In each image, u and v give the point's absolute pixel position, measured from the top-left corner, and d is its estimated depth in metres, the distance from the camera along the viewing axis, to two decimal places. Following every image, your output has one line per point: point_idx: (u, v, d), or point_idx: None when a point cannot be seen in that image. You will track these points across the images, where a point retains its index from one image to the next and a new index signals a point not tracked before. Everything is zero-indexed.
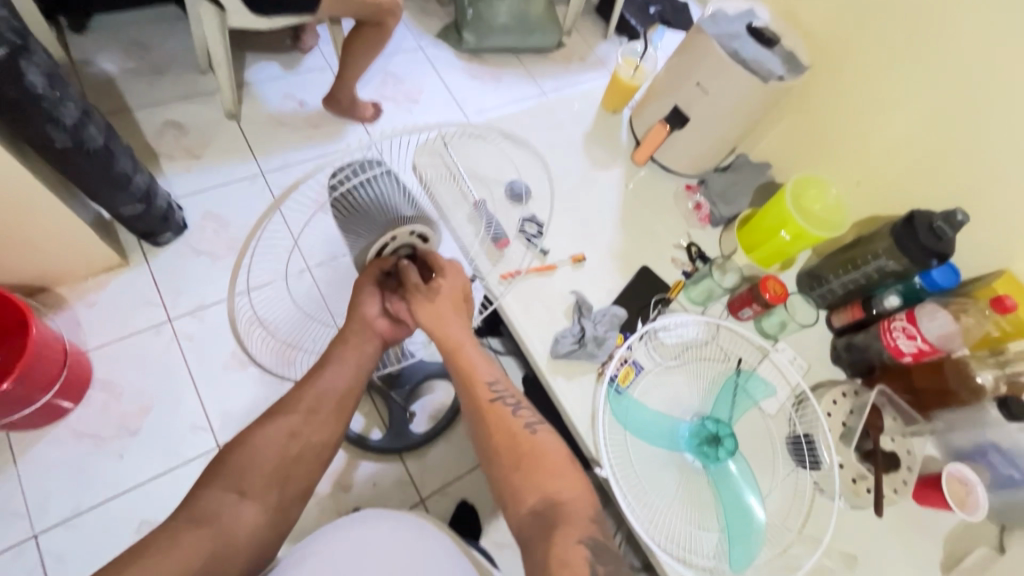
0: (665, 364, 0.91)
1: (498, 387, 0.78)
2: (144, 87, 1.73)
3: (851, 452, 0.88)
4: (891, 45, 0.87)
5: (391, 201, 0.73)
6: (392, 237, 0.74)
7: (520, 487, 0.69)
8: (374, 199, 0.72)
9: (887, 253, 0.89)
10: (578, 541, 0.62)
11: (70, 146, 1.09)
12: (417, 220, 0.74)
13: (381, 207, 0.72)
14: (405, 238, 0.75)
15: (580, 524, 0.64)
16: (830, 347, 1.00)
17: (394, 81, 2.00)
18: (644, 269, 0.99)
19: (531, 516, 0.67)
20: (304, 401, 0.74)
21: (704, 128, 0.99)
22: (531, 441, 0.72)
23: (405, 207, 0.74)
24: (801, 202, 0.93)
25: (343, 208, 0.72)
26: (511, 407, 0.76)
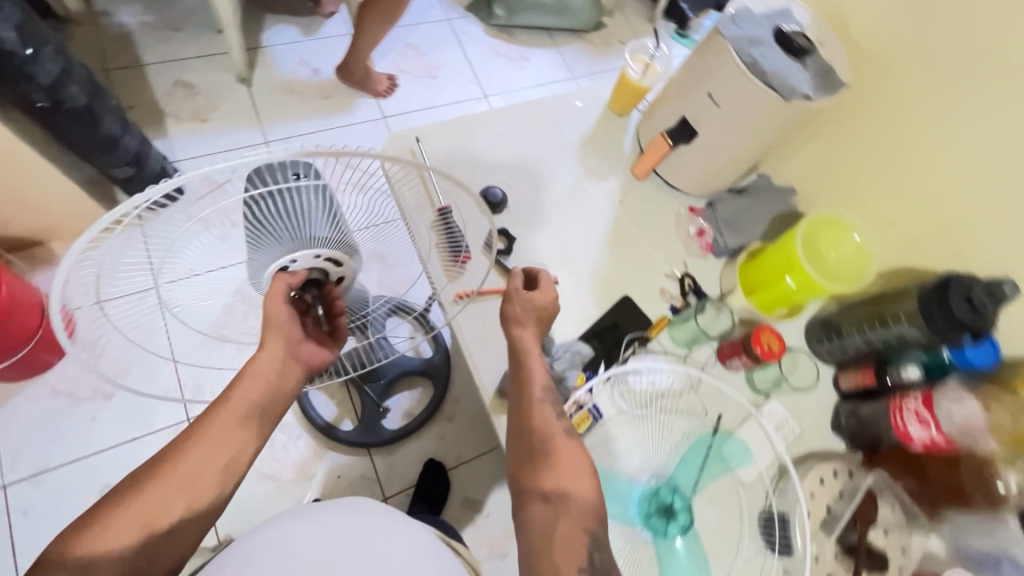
0: (628, 413, 0.81)
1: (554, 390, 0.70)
2: (158, 42, 1.69)
3: (830, 544, 0.77)
4: (952, 68, 0.71)
5: (303, 218, 0.52)
6: (291, 259, 0.55)
7: (536, 470, 0.65)
8: (292, 215, 0.51)
9: (911, 321, 0.77)
10: (579, 532, 0.60)
11: (48, 106, 1.06)
12: (334, 244, 0.56)
13: (290, 225, 0.52)
14: (311, 265, 0.57)
15: (577, 518, 0.61)
16: (831, 412, 0.86)
17: (414, 54, 1.90)
18: (625, 300, 0.88)
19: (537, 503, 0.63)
20: (197, 448, 0.54)
21: (714, 145, 0.86)
22: (562, 447, 0.66)
23: (319, 227, 0.53)
24: (815, 245, 0.79)
25: (251, 212, 0.50)
26: (554, 410, 0.69)
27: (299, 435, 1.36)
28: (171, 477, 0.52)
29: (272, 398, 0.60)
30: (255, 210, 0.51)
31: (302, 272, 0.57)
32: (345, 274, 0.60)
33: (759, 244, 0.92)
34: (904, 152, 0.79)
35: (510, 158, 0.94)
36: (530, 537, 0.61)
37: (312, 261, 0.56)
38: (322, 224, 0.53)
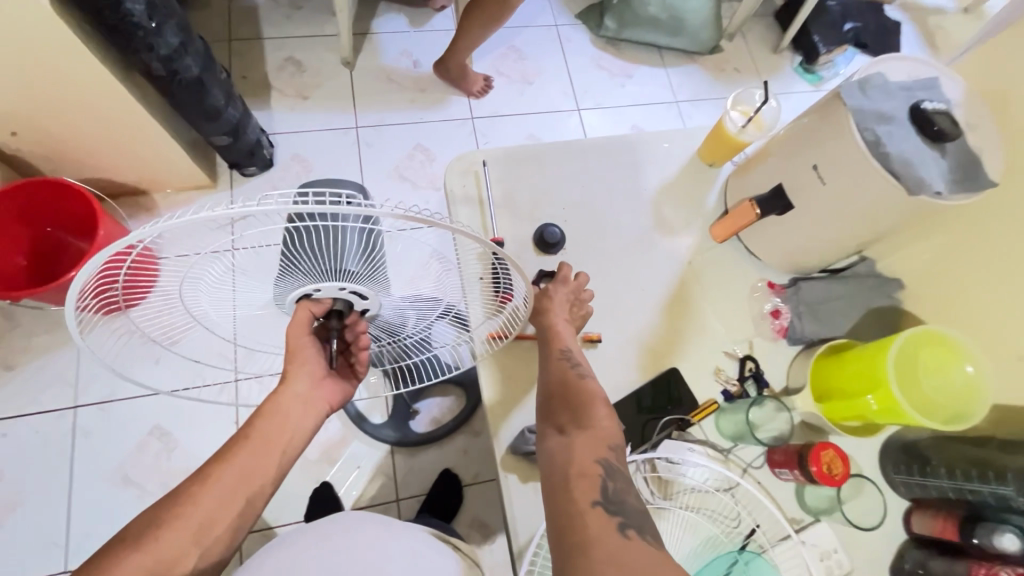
0: (653, 502, 0.72)
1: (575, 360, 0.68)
2: (279, 19, 1.78)
3: None
4: None
5: (339, 249, 0.49)
6: (315, 288, 0.53)
7: (556, 408, 0.62)
8: (328, 252, 0.49)
9: (1017, 484, 0.64)
10: (596, 461, 0.54)
11: (163, 74, 1.14)
12: (365, 280, 0.53)
13: (320, 259, 0.50)
14: (336, 295, 0.55)
15: (597, 442, 0.56)
16: (893, 552, 0.74)
17: (515, 57, 1.86)
18: (672, 373, 0.80)
19: (555, 437, 0.59)
20: (218, 482, 0.51)
21: (808, 223, 0.75)
22: (581, 385, 0.63)
23: (350, 262, 0.50)
24: (912, 364, 0.66)
25: (292, 242, 0.48)
26: (570, 363, 0.67)
27: (331, 417, 1.40)
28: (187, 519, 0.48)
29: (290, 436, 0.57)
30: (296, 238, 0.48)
31: (326, 301, 0.55)
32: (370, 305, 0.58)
33: (844, 339, 0.80)
34: None
35: (578, 194, 0.88)
36: (550, 470, 0.56)
37: (337, 292, 0.54)
38: (354, 260, 0.51)
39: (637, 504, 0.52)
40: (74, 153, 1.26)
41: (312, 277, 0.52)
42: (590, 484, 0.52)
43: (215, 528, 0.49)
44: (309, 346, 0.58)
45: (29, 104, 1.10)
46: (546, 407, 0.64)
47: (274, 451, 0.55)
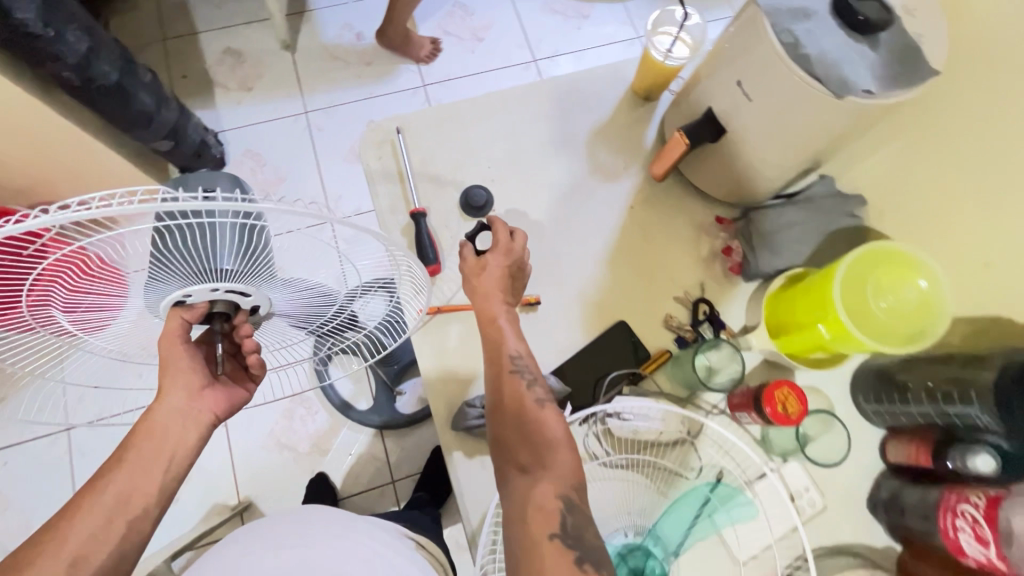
0: (608, 460, 0.70)
1: (522, 363, 0.61)
2: (211, 9, 1.71)
3: None
4: None
5: (205, 246, 0.44)
6: (186, 294, 0.50)
7: (513, 444, 0.57)
8: (200, 249, 0.44)
9: (983, 404, 0.57)
10: (556, 496, 0.52)
11: (79, 83, 1.10)
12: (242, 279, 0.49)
13: (193, 260, 0.45)
14: (213, 297, 0.51)
15: (558, 482, 0.53)
16: (871, 484, 0.71)
17: (461, 14, 1.76)
18: (620, 327, 0.75)
19: (519, 477, 0.55)
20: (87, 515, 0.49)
21: (745, 146, 0.69)
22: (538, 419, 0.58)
23: (224, 260, 0.46)
24: (879, 288, 0.59)
25: (168, 241, 0.44)
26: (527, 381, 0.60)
27: (317, 409, 1.40)
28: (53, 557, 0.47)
29: (173, 457, 0.54)
30: (172, 239, 0.44)
31: (202, 305, 0.51)
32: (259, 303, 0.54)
33: (801, 269, 0.74)
34: (1006, 172, 0.58)
35: (504, 151, 0.82)
36: (510, 508, 0.54)
37: (210, 294, 0.50)
38: (227, 258, 0.46)
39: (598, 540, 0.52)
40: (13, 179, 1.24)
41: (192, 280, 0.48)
42: (547, 517, 0.51)
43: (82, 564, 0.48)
44: (184, 355, 0.55)
45: None
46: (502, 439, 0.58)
47: (153, 475, 0.53)
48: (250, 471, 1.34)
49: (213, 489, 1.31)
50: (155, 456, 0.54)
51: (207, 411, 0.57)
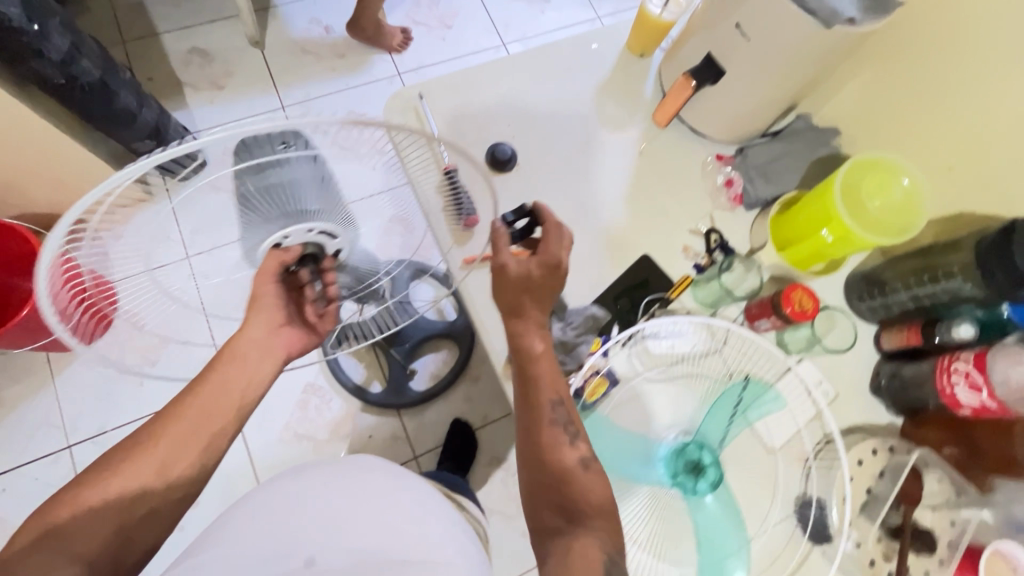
0: (648, 376, 0.77)
1: (562, 412, 0.63)
2: (171, 9, 1.67)
3: (872, 529, 0.72)
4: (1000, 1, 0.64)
5: (290, 189, 0.50)
6: (282, 236, 0.55)
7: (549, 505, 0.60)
8: (281, 188, 0.49)
9: (966, 276, 0.69)
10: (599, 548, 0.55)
11: (63, 82, 1.07)
12: (322, 217, 0.54)
13: (278, 201, 0.51)
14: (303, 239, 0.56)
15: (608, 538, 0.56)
16: (871, 373, 0.81)
17: (427, 3, 1.79)
18: (645, 259, 0.83)
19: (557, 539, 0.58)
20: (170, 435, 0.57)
21: (742, 84, 0.78)
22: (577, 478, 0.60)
23: (309, 201, 0.52)
24: (853, 196, 0.70)
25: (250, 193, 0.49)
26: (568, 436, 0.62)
27: (331, 397, 1.40)
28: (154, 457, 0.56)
29: (248, 385, 0.62)
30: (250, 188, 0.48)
31: (295, 248, 0.57)
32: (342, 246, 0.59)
33: (794, 193, 0.84)
34: (956, 86, 0.71)
35: (519, 111, 0.88)
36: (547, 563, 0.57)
37: (303, 235, 0.55)
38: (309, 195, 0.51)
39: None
40: None
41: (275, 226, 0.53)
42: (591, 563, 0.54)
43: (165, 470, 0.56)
44: (271, 290, 0.60)
45: None
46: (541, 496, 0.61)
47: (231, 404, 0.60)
48: (271, 465, 1.33)
49: (234, 487, 1.29)
50: (232, 382, 0.61)
51: (281, 348, 0.63)
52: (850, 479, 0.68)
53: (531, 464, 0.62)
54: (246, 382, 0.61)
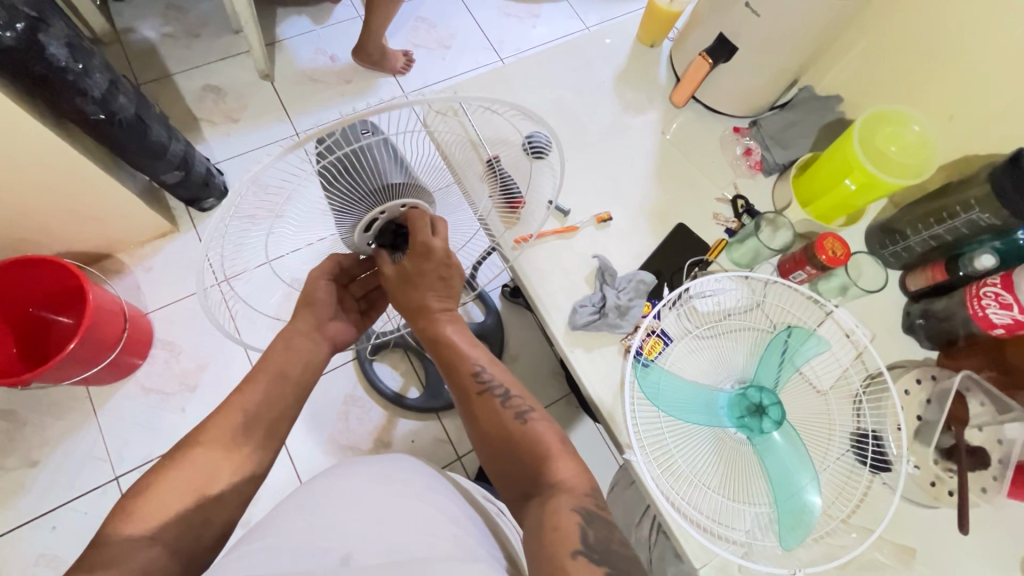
0: (698, 333, 0.82)
1: (486, 377, 0.70)
2: (182, 51, 1.73)
3: (929, 453, 0.75)
4: None
5: (378, 170, 0.60)
6: (380, 212, 0.65)
7: (517, 472, 0.65)
8: (365, 169, 0.59)
9: (982, 206, 0.75)
10: (573, 511, 0.58)
11: (103, 117, 1.12)
12: (409, 190, 0.65)
13: (367, 180, 0.60)
14: (398, 212, 0.67)
15: (574, 498, 0.59)
16: (902, 314, 0.86)
17: (425, 27, 1.86)
18: (681, 228, 0.89)
19: (530, 503, 0.62)
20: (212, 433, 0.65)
21: (754, 59, 0.85)
22: (524, 433, 0.66)
23: (394, 174, 0.62)
24: (871, 147, 0.79)
25: (331, 176, 0.59)
26: (499, 398, 0.69)
27: (370, 406, 1.41)
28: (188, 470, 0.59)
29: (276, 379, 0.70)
30: (331, 173, 0.59)
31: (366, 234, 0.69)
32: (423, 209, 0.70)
33: (809, 154, 0.91)
34: (960, 42, 0.77)
35: (548, 103, 0.94)
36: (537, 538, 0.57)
37: (397, 209, 0.66)
38: (393, 171, 0.62)
39: (618, 549, 0.56)
40: (30, 230, 1.22)
41: (368, 207, 0.64)
42: (567, 535, 0.55)
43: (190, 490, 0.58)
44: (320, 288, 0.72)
45: None
46: (504, 473, 0.67)
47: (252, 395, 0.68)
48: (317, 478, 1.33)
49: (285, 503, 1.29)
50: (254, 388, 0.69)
51: (327, 343, 0.76)
52: (901, 403, 0.73)
53: (477, 437, 0.70)
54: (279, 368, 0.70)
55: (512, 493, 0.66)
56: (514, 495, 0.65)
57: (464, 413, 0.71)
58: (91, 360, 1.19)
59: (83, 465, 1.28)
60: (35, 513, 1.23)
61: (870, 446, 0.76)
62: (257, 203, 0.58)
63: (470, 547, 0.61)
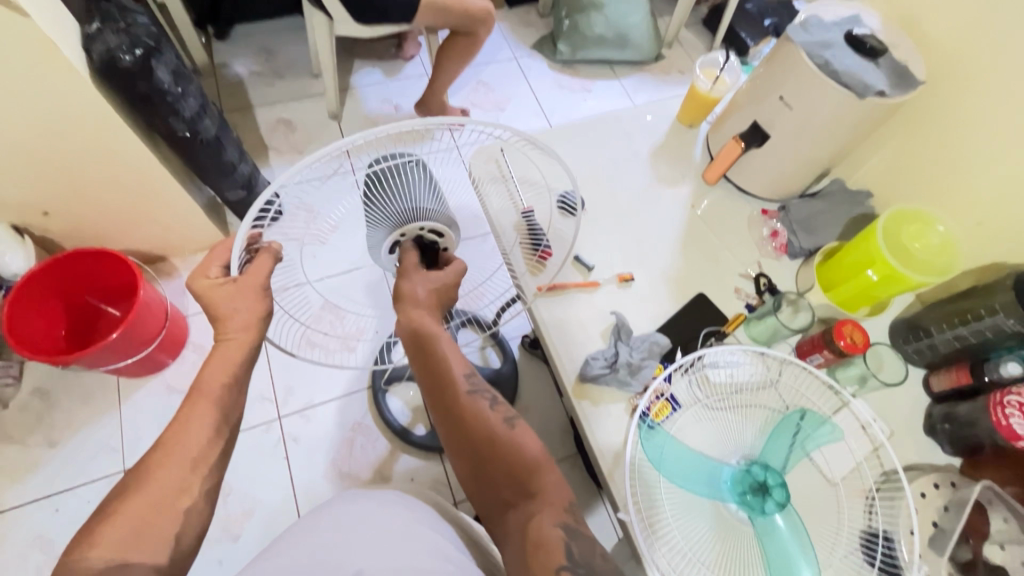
0: (707, 402, 0.81)
1: (476, 381, 0.74)
2: (266, 87, 1.92)
3: (942, 563, 0.71)
4: (1011, 91, 0.76)
5: (415, 197, 0.69)
6: (401, 234, 0.72)
7: (499, 475, 0.66)
8: (403, 187, 0.68)
9: (1007, 311, 0.74)
10: (555, 526, 0.61)
11: (188, 135, 1.24)
12: (434, 217, 0.72)
13: (402, 200, 0.69)
14: (417, 236, 0.73)
15: (556, 512, 0.63)
16: (924, 414, 0.84)
17: (485, 90, 1.99)
18: (701, 297, 0.91)
19: (505, 522, 0.65)
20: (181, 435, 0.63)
21: (788, 147, 0.90)
22: (509, 437, 0.69)
23: (429, 200, 0.71)
24: (894, 242, 0.82)
25: (371, 190, 0.68)
26: (487, 401, 0.72)
27: (376, 436, 1.41)
28: (172, 468, 0.60)
29: (227, 370, 0.67)
30: (373, 186, 0.68)
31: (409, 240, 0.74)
32: (448, 244, 0.76)
33: (835, 244, 0.93)
34: (985, 155, 0.81)
35: (585, 167, 1.01)
36: None
37: (417, 232, 0.73)
38: (427, 197, 0.71)
39: (601, 563, 0.60)
40: (104, 226, 1.34)
41: (394, 224, 0.71)
42: (551, 550, 0.59)
43: (198, 480, 0.61)
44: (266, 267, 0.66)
45: (65, 180, 1.16)
46: (478, 475, 0.68)
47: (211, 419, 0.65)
48: (312, 502, 1.32)
49: (278, 521, 1.28)
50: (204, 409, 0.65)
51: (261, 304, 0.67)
52: (914, 506, 0.70)
53: (456, 438, 0.70)
54: (239, 373, 0.68)
55: (488, 500, 0.67)
56: (492, 501, 0.67)
57: (444, 417, 0.71)
58: (129, 352, 1.26)
59: (98, 452, 1.31)
60: (46, 493, 1.26)
61: (880, 547, 0.72)
62: (296, 219, 0.69)
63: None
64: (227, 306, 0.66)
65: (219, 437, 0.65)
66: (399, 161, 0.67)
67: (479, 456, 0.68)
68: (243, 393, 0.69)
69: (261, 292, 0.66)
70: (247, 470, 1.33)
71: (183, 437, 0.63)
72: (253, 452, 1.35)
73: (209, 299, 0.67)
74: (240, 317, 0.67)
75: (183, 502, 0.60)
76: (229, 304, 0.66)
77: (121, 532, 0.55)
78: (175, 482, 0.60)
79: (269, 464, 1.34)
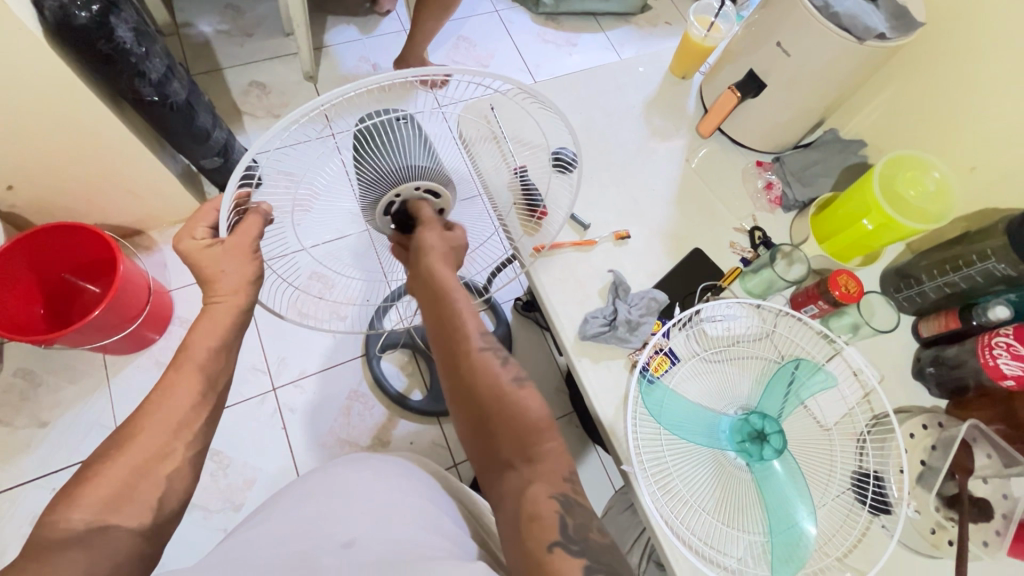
0: (704, 355, 0.82)
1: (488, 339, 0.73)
2: (235, 47, 1.82)
3: (931, 499, 0.75)
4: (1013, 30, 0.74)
5: (405, 154, 0.66)
6: (396, 194, 0.69)
7: (502, 435, 0.67)
8: (392, 144, 0.65)
9: (999, 256, 0.76)
10: (552, 498, 0.62)
11: (156, 100, 1.17)
12: (429, 176, 0.69)
13: (392, 157, 0.66)
14: (413, 196, 0.70)
15: (552, 484, 0.63)
16: (913, 359, 0.86)
17: (466, 46, 1.91)
18: (697, 252, 0.91)
19: (507, 482, 0.66)
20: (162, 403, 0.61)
21: (784, 96, 0.88)
22: (515, 398, 0.69)
23: (421, 158, 0.68)
24: (890, 189, 0.81)
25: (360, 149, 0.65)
26: (498, 359, 0.72)
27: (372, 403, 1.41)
28: (156, 435, 0.59)
29: (215, 338, 0.65)
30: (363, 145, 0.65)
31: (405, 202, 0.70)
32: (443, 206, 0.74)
33: (830, 195, 0.93)
34: (985, 98, 0.80)
35: (578, 122, 0.98)
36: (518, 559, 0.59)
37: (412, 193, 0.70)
38: (419, 154, 0.67)
39: (596, 539, 0.60)
40: (74, 200, 1.28)
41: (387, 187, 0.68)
42: (548, 525, 0.59)
43: (182, 447, 0.60)
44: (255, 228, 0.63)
45: (25, 151, 1.10)
46: (481, 436, 0.69)
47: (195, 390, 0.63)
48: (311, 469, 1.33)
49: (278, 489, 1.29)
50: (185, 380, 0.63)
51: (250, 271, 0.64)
52: (905, 447, 0.72)
53: (460, 396, 0.70)
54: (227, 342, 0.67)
55: (487, 463, 0.68)
56: (492, 466, 0.67)
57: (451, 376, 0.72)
58: (112, 329, 1.22)
59: (89, 431, 1.30)
60: (39, 473, 1.25)
61: (871, 485, 0.75)
62: (276, 182, 0.65)
63: (459, 542, 0.65)
64: (217, 266, 0.64)
65: (205, 409, 0.64)
66: (386, 117, 0.63)
67: (481, 420, 0.69)
68: (231, 358, 0.68)
69: (250, 254, 0.64)
70: (244, 441, 1.33)
71: (168, 405, 0.61)
72: (248, 423, 1.35)
73: (200, 261, 0.64)
74: (230, 279, 0.65)
75: (171, 472, 0.59)
76: (218, 265, 0.64)
77: (104, 497, 0.54)
78: (157, 447, 0.59)
79: (266, 434, 1.34)
